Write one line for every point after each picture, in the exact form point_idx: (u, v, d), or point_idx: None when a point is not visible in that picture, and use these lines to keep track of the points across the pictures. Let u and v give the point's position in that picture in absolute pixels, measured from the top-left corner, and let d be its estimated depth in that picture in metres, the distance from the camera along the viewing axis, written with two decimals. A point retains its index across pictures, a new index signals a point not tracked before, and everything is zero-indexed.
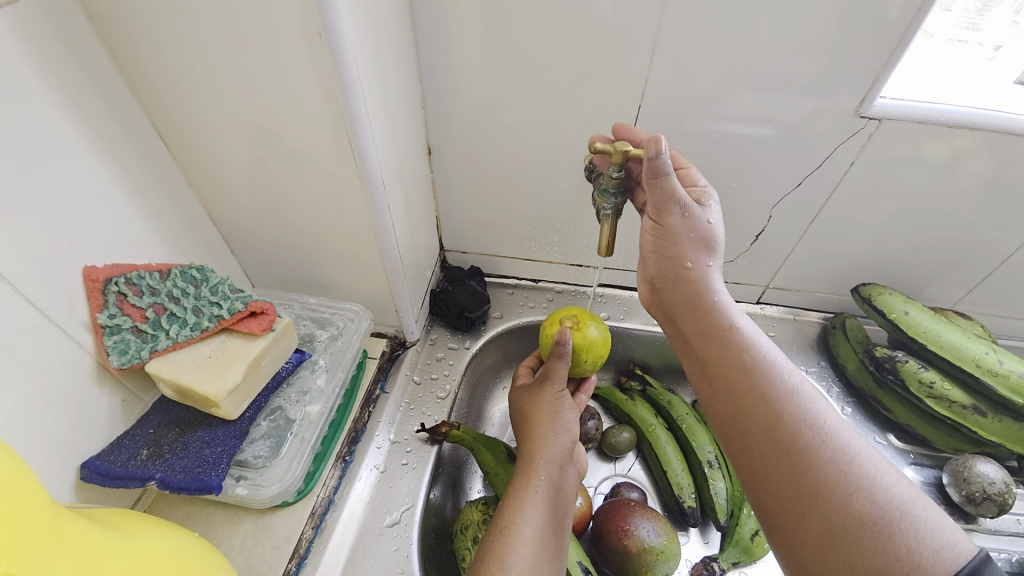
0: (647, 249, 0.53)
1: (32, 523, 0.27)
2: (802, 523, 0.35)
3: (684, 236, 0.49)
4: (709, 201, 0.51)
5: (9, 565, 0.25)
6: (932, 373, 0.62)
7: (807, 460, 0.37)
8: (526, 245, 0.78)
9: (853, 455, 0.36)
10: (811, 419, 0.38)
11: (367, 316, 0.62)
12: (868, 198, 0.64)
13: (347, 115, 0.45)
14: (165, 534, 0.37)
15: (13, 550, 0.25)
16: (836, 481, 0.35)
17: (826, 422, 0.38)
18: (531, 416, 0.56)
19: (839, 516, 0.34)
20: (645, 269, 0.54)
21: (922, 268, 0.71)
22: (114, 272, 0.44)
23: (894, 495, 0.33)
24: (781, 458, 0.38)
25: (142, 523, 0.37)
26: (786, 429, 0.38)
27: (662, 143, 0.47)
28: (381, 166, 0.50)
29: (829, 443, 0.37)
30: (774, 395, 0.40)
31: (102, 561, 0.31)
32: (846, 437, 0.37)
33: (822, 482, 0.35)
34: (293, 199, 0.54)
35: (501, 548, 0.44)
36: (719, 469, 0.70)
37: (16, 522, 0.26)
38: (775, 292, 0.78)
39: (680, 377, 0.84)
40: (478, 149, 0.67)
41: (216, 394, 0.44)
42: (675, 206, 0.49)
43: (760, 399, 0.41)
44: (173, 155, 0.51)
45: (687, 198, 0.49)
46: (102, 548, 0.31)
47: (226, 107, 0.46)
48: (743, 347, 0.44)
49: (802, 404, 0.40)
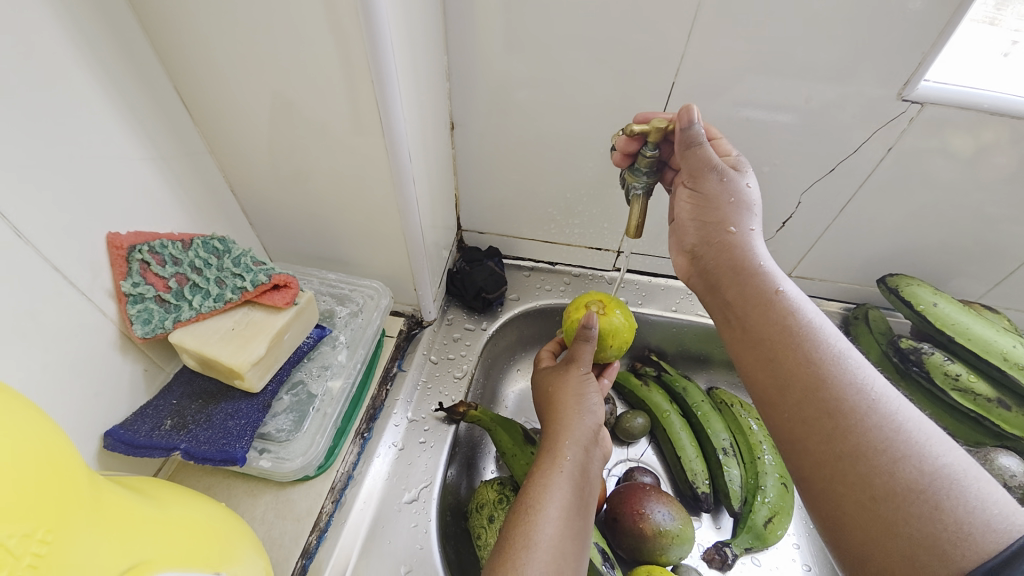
0: (683, 216, 0.51)
1: (66, 491, 0.26)
2: (841, 487, 0.34)
3: (723, 201, 0.48)
4: (745, 167, 0.49)
5: (46, 533, 0.24)
6: (958, 366, 0.61)
7: (854, 425, 0.35)
8: (546, 227, 0.77)
9: (900, 422, 0.34)
10: (856, 384, 0.36)
11: (387, 293, 0.61)
12: (901, 186, 0.62)
13: (376, 83, 0.43)
14: (192, 500, 0.37)
15: (49, 517, 0.25)
16: (882, 448, 0.33)
17: (872, 388, 0.36)
18: (557, 398, 0.56)
19: (882, 482, 0.32)
20: (683, 239, 0.51)
21: (951, 260, 0.69)
22: (137, 240, 0.44)
23: (943, 464, 0.32)
24: (821, 422, 0.36)
25: (167, 491, 0.37)
26: (827, 393, 0.37)
27: (695, 112, 0.48)
28: (408, 139, 0.49)
29: (876, 410, 0.35)
30: (816, 358, 0.38)
31: (135, 529, 0.30)
32: (894, 404, 0.35)
33: (866, 448, 0.34)
34: (315, 171, 0.52)
35: (525, 527, 0.44)
36: (733, 456, 0.70)
37: (52, 490, 0.25)
38: (797, 281, 0.77)
39: (695, 364, 0.84)
40: (501, 125, 0.65)
41: (240, 366, 0.43)
42: (711, 172, 0.48)
43: (804, 363, 0.39)
44: (194, 121, 0.49)
45: (723, 163, 0.48)
46: (134, 514, 0.31)
47: (249, 72, 0.44)
48: (788, 312, 0.41)
49: (848, 369, 0.37)
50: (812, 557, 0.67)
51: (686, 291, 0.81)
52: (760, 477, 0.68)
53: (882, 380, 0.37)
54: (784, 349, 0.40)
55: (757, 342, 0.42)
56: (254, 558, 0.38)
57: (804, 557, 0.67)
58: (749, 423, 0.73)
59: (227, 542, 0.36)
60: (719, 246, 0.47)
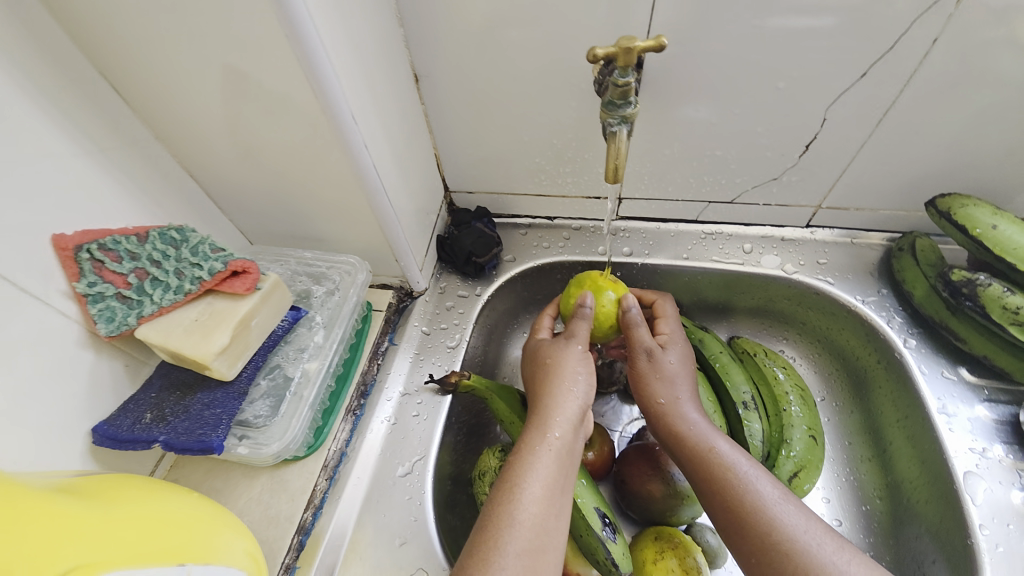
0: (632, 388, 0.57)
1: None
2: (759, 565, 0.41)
3: (652, 378, 0.54)
4: (673, 345, 0.56)
5: None
6: (1020, 298, 0.52)
7: (757, 517, 0.43)
8: (536, 179, 0.70)
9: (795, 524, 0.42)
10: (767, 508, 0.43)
11: (364, 268, 0.59)
12: (952, 85, 0.50)
13: (291, 38, 0.38)
14: (153, 501, 0.39)
15: None
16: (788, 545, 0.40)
17: (774, 498, 0.44)
18: (553, 368, 0.52)
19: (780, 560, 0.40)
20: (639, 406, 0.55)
21: (1021, 171, 0.57)
22: (85, 238, 0.42)
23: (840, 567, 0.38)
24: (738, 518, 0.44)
25: (142, 487, 0.40)
26: (747, 512, 0.43)
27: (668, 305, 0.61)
28: (348, 100, 0.44)
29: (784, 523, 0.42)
30: (741, 498, 0.44)
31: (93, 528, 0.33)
32: (790, 511, 0.43)
33: (765, 531, 0.42)
34: (264, 144, 0.49)
35: (508, 506, 0.42)
36: (754, 410, 0.62)
37: None
38: (828, 212, 0.67)
39: (714, 314, 0.76)
40: (468, 70, 0.58)
41: (204, 357, 0.43)
42: (642, 352, 0.55)
43: (725, 483, 0.45)
44: (132, 107, 0.47)
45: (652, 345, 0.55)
46: (78, 526, 0.33)
47: (166, 46, 0.41)
48: (724, 468, 0.46)
49: (760, 493, 0.44)
50: (842, 511, 0.62)
51: (700, 234, 0.72)
52: (786, 430, 0.62)
53: (783, 495, 0.44)
54: (716, 500, 0.46)
55: (717, 504, 0.46)
56: (227, 546, 0.40)
57: (833, 512, 0.62)
58: (774, 372, 0.66)
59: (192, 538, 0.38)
60: (659, 416, 0.53)
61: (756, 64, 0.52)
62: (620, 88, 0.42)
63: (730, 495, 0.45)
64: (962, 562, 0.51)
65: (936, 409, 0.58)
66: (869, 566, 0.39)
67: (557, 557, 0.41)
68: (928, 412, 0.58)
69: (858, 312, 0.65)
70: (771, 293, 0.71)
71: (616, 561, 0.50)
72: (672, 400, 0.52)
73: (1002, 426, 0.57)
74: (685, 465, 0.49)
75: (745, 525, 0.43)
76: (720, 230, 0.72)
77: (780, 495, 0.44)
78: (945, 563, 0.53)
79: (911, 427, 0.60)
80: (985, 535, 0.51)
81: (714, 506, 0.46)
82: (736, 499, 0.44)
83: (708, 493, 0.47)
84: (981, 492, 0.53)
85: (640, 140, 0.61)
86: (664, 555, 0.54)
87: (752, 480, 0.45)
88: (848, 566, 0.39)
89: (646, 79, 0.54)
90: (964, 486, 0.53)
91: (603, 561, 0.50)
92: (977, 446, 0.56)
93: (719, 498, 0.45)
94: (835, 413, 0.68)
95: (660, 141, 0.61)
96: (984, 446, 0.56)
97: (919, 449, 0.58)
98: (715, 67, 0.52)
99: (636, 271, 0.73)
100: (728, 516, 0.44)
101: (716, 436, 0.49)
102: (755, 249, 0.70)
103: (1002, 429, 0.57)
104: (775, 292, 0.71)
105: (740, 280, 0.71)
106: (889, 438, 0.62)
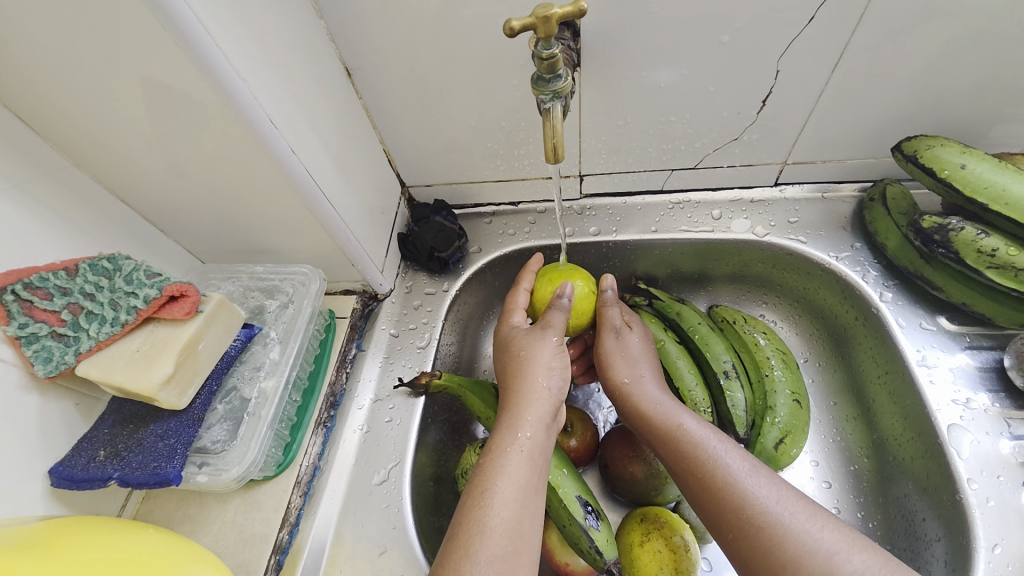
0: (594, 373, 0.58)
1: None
2: (738, 542, 0.40)
3: (619, 356, 0.56)
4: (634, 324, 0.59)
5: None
6: (995, 240, 0.50)
7: (731, 491, 0.42)
8: (492, 165, 0.67)
9: (768, 494, 0.41)
10: (740, 481, 0.42)
11: (318, 276, 0.58)
12: (905, 21, 0.48)
13: (182, 45, 0.36)
14: (92, 546, 0.38)
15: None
16: (763, 517, 0.40)
17: (745, 470, 0.43)
18: (522, 364, 0.51)
19: (758, 534, 0.39)
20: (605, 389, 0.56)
21: (988, 104, 0.55)
22: (9, 279, 0.40)
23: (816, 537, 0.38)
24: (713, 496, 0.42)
25: (113, 526, 0.41)
26: (722, 487, 0.42)
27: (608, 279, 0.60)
28: (261, 103, 0.42)
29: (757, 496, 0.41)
30: (714, 473, 0.43)
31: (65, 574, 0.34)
32: (763, 482, 0.42)
33: (739, 505, 0.41)
34: (189, 161, 0.47)
35: (479, 512, 0.40)
36: (737, 379, 0.59)
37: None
38: (795, 168, 0.65)
39: (691, 285, 0.74)
40: (401, 58, 0.54)
41: (148, 389, 0.41)
42: (610, 330, 0.57)
43: (697, 461, 0.45)
44: (42, 135, 0.44)
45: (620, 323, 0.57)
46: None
47: (61, 65, 0.39)
48: (694, 444, 0.46)
49: (731, 466, 0.43)
50: (831, 473, 0.62)
51: (668, 204, 0.70)
52: (770, 396, 0.59)
53: (754, 466, 0.43)
54: (691, 479, 0.45)
55: (690, 484, 0.45)
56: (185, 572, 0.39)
57: (822, 475, 0.62)
58: (754, 338, 0.64)
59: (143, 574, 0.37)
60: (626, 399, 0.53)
61: (698, 18, 0.49)
62: (546, 61, 0.42)
63: (703, 472, 0.44)
64: (953, 517, 0.50)
65: (915, 361, 0.57)
66: (842, 531, 0.38)
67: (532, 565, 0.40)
68: (908, 365, 0.57)
69: (833, 269, 0.63)
70: (745, 258, 0.69)
71: (600, 549, 0.49)
72: (636, 379, 0.54)
73: (987, 373, 0.56)
74: (657, 448, 0.49)
75: (719, 501, 0.42)
76: (688, 197, 0.70)
77: (751, 467, 0.43)
78: (936, 519, 0.52)
79: (893, 382, 0.59)
80: (975, 490, 0.50)
81: (689, 486, 0.45)
82: (709, 475, 0.43)
83: (682, 474, 0.46)
84: (967, 445, 0.52)
85: (591, 112, 0.58)
86: (650, 537, 0.53)
87: (723, 455, 0.44)
88: (821, 533, 0.38)
89: (586, 47, 0.51)
90: (949, 439, 0.52)
91: (586, 550, 0.50)
92: (960, 396, 0.55)
93: (692, 478, 0.44)
94: (818, 373, 0.68)
95: (612, 112, 0.58)
96: (968, 396, 0.55)
97: (901, 405, 0.57)
98: (655, 27, 0.49)
99: (606, 250, 0.71)
100: (703, 494, 0.43)
101: (684, 414, 0.49)
102: (724, 214, 0.68)
103: (986, 377, 0.56)
104: (749, 256, 0.68)
105: (713, 248, 0.69)
106: (872, 395, 0.62)
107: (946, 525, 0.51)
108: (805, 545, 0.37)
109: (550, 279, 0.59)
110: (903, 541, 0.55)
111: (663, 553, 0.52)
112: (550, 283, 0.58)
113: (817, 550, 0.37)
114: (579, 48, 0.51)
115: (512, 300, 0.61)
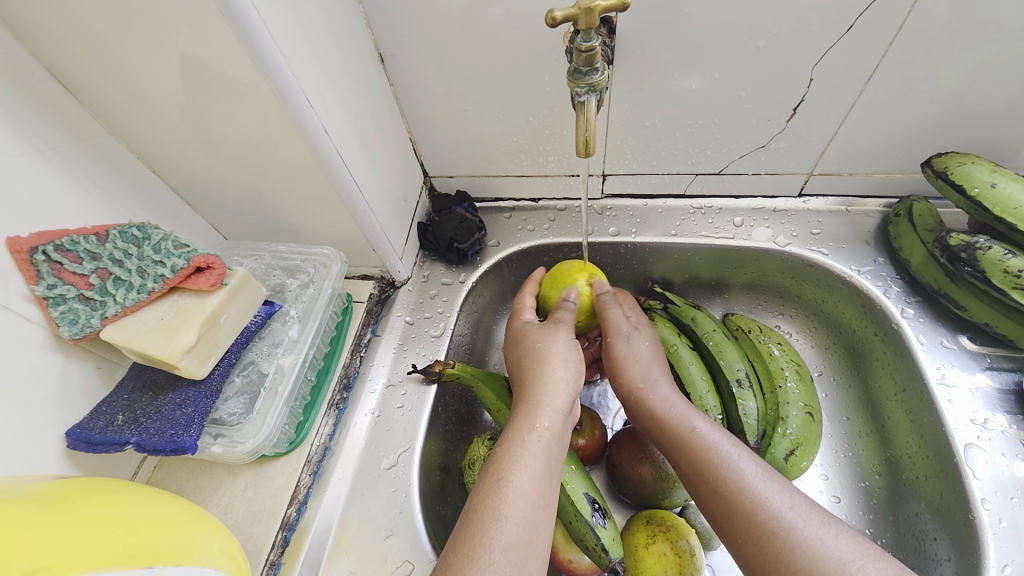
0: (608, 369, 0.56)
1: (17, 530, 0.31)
2: (757, 548, 0.39)
3: (630, 361, 0.54)
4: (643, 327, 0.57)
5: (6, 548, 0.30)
6: (1022, 261, 0.49)
7: (746, 500, 0.41)
8: (516, 159, 0.67)
9: (778, 507, 0.40)
10: (754, 491, 0.41)
11: (339, 259, 0.58)
12: (944, 37, 0.47)
13: (228, 18, 0.37)
14: (120, 507, 0.38)
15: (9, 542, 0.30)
16: (776, 529, 0.39)
17: (756, 476, 0.42)
18: (541, 355, 0.51)
19: (775, 541, 0.38)
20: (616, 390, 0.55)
21: (1019, 126, 0.54)
22: (42, 240, 0.41)
23: (830, 547, 0.37)
24: (729, 502, 0.42)
25: (146, 493, 0.42)
26: (738, 499, 0.41)
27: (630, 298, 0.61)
28: (301, 83, 0.43)
29: (766, 505, 0.40)
30: (733, 486, 0.42)
31: (98, 532, 0.35)
32: (773, 493, 0.41)
33: (752, 514, 0.40)
34: (219, 135, 0.47)
35: (495, 500, 0.40)
36: (750, 388, 0.58)
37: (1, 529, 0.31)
38: (820, 179, 0.65)
39: (707, 292, 0.74)
40: (434, 48, 0.55)
41: (171, 356, 0.42)
42: (620, 333, 0.55)
43: (709, 467, 0.44)
44: (81, 101, 0.45)
45: (630, 326, 0.55)
46: (22, 552, 0.30)
47: (100, 30, 0.39)
48: (706, 446, 0.45)
49: (743, 474, 0.43)
50: (841, 488, 0.61)
51: (689, 209, 0.70)
52: (782, 407, 0.59)
53: (768, 474, 0.43)
54: (707, 489, 0.44)
55: (699, 485, 0.45)
56: (198, 542, 0.40)
57: (831, 489, 0.61)
58: (769, 348, 0.63)
59: (160, 539, 0.38)
60: (635, 405, 0.52)
61: (734, 23, 0.49)
62: (585, 53, 0.42)
63: (719, 480, 0.43)
64: (964, 538, 0.50)
65: (935, 379, 0.56)
66: (855, 539, 0.38)
67: (540, 564, 0.38)
68: (927, 383, 0.57)
69: (854, 282, 0.63)
70: (765, 266, 0.69)
71: (606, 547, 0.49)
72: (651, 384, 0.52)
73: (1007, 395, 0.55)
74: (668, 450, 0.48)
75: (731, 504, 0.42)
76: (709, 203, 0.69)
77: (762, 473, 0.43)
78: (947, 539, 0.51)
79: (910, 400, 0.58)
80: (989, 511, 0.49)
81: (697, 486, 0.45)
82: (721, 478, 0.43)
83: (693, 474, 0.45)
84: (982, 466, 0.51)
85: (620, 112, 0.58)
86: (655, 539, 0.53)
87: (734, 459, 0.44)
88: (833, 540, 0.37)
89: (620, 45, 0.51)
90: (965, 459, 0.52)
91: (592, 547, 0.49)
92: (978, 417, 0.54)
93: (702, 481, 0.44)
94: (833, 387, 0.67)
95: (641, 113, 0.58)
96: (986, 416, 0.54)
97: (918, 423, 0.57)
98: (691, 29, 0.49)
99: (625, 251, 0.71)
100: (712, 496, 0.43)
101: (695, 417, 0.48)
102: (746, 222, 0.68)
103: (1006, 398, 0.55)
104: (768, 266, 0.68)
105: (732, 255, 0.68)
106: (888, 412, 0.61)
107: (958, 546, 0.50)
108: (817, 551, 0.37)
109: (564, 275, 0.60)
110: (911, 560, 0.54)
111: (668, 556, 0.51)
112: (564, 278, 0.60)
113: (830, 556, 0.36)
114: (614, 45, 0.51)
115: (518, 302, 0.61)
